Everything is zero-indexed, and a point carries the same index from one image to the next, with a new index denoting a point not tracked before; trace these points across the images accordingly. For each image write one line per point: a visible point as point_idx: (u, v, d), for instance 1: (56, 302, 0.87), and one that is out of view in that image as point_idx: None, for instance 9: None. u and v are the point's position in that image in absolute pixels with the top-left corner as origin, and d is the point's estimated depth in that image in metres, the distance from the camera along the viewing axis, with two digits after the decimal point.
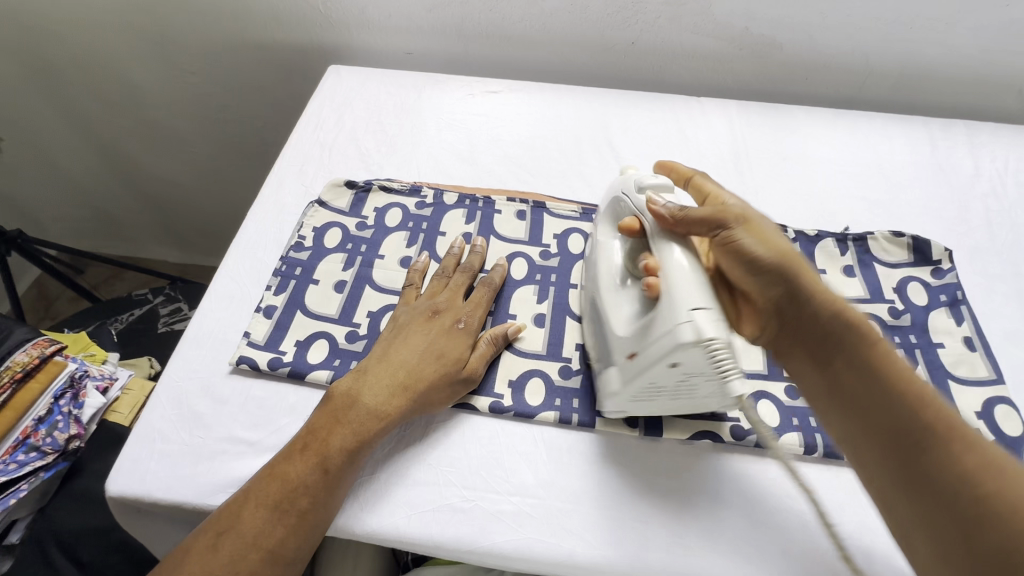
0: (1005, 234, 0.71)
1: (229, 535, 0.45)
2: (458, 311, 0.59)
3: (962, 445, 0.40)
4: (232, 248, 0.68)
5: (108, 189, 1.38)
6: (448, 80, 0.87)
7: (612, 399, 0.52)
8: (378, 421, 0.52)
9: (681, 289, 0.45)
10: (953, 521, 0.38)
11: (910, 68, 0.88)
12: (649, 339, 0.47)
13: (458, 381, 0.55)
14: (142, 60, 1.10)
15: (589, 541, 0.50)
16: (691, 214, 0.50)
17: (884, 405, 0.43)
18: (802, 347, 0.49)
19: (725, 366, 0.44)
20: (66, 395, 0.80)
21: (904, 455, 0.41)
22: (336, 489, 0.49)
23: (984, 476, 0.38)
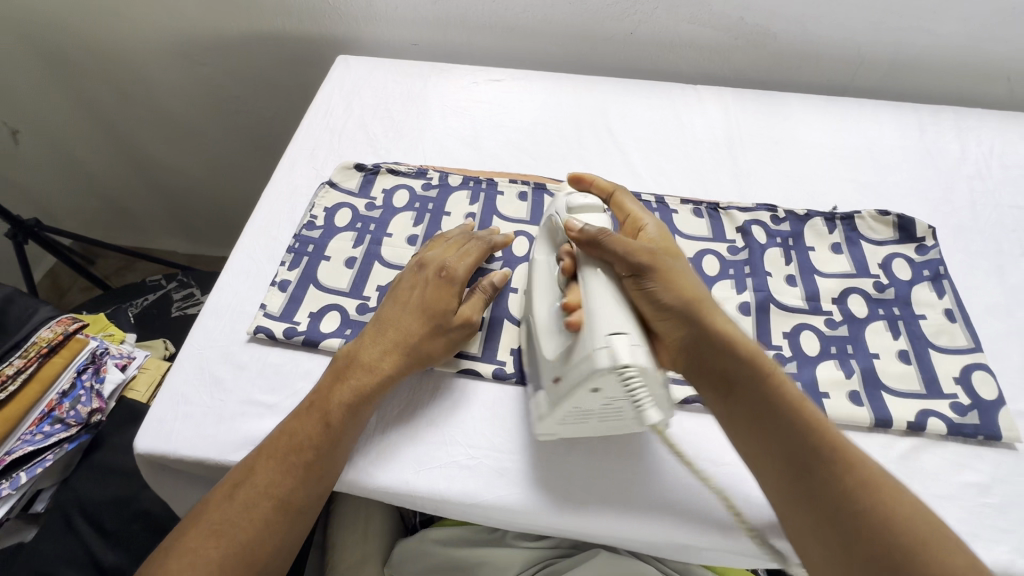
0: (988, 214, 0.73)
1: (246, 482, 0.49)
2: (446, 260, 0.61)
3: (852, 470, 0.45)
4: (247, 227, 0.71)
5: (120, 180, 1.42)
6: (453, 69, 0.90)
7: (542, 422, 0.53)
8: (374, 375, 0.55)
9: (600, 318, 0.47)
10: (844, 541, 0.43)
11: (901, 57, 0.91)
12: (568, 365, 0.48)
13: (451, 331, 0.58)
14: (157, 53, 1.13)
15: (589, 495, 0.53)
16: (608, 241, 0.52)
17: (782, 436, 0.48)
18: (708, 384, 0.52)
19: (638, 395, 0.46)
20: (88, 370, 0.84)
21: (803, 487, 0.46)
22: (340, 444, 0.52)
23: (862, 498, 0.44)
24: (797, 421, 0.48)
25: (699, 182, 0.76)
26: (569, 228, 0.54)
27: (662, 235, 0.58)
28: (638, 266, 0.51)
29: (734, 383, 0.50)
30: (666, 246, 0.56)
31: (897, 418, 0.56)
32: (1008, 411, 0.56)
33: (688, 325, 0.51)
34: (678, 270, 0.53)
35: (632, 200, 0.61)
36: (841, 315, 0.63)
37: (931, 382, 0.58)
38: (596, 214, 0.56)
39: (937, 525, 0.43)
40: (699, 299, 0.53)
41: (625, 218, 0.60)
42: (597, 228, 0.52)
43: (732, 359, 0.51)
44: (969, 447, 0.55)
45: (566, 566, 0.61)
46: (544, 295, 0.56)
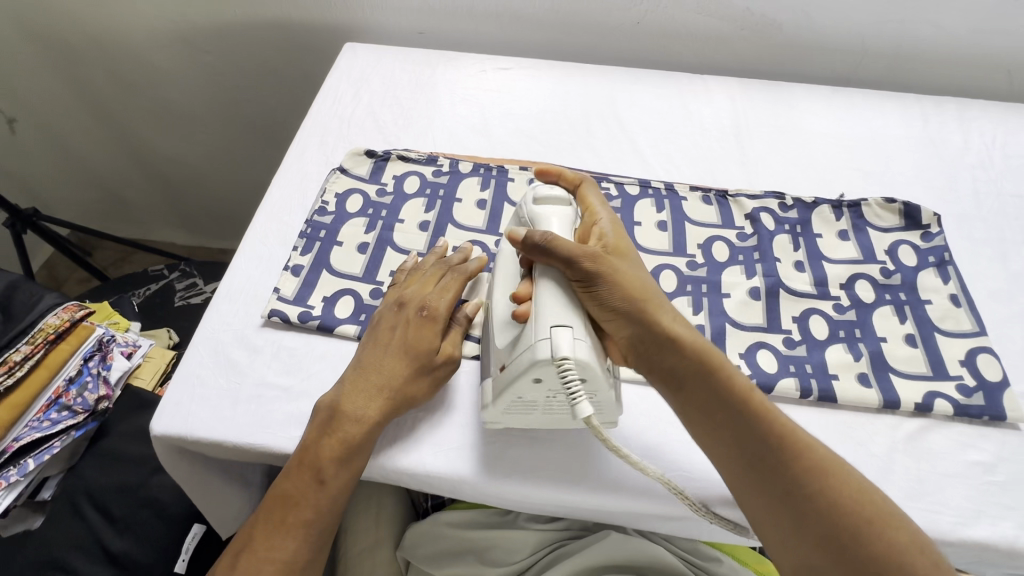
0: (991, 202, 0.75)
1: (246, 554, 0.49)
2: (426, 297, 0.58)
3: (800, 455, 0.45)
4: (258, 212, 0.71)
5: (120, 170, 1.40)
6: (461, 57, 0.90)
7: (487, 410, 0.53)
8: (362, 426, 0.52)
9: (545, 311, 0.48)
10: (796, 523, 0.44)
11: (904, 48, 0.92)
12: (512, 356, 0.49)
13: (435, 370, 0.56)
14: (158, 39, 1.12)
15: (604, 473, 0.55)
16: (549, 245, 0.49)
17: (733, 428, 0.47)
18: (659, 379, 0.50)
19: (573, 388, 0.45)
20: (95, 357, 0.84)
21: (758, 475, 0.46)
22: (335, 497, 0.51)
23: (808, 479, 0.45)
24: (746, 414, 0.47)
25: (708, 170, 0.77)
26: (512, 237, 0.53)
27: (615, 230, 0.55)
28: (580, 268, 0.49)
29: (682, 379, 0.49)
30: (615, 244, 0.53)
31: (905, 400, 0.57)
32: (1011, 393, 0.57)
33: (633, 321, 0.48)
34: (623, 267, 0.50)
35: (597, 192, 0.58)
36: (848, 300, 0.64)
37: (937, 364, 0.59)
38: (562, 207, 0.56)
39: (872, 495, 0.44)
40: (643, 292, 0.50)
41: (580, 212, 0.58)
42: (542, 234, 0.50)
43: (677, 353, 0.48)
44: (974, 427, 0.56)
45: (578, 546, 0.61)
46: (502, 287, 0.57)
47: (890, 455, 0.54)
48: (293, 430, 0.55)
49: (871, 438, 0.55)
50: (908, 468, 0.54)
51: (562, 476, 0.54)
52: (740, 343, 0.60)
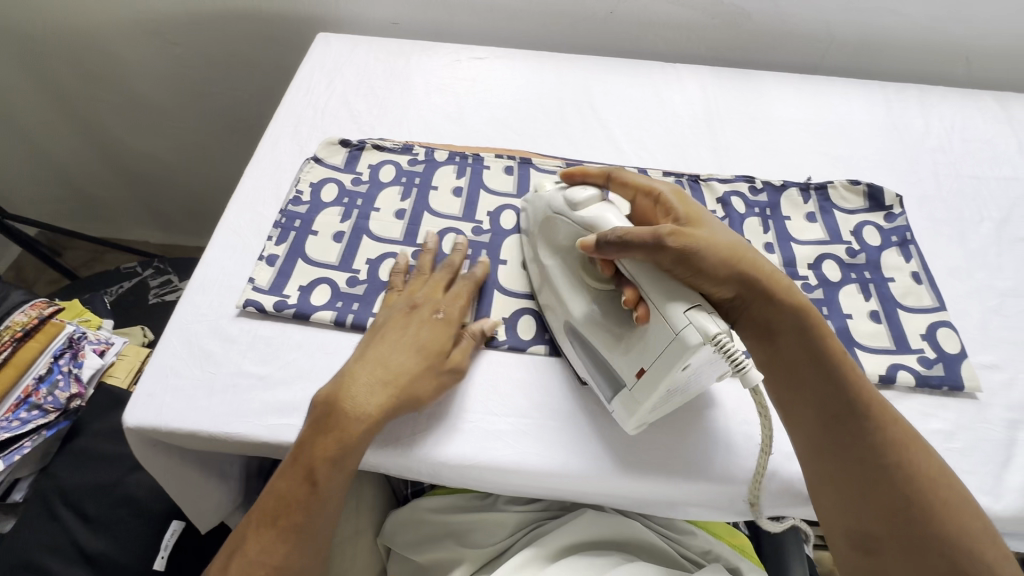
0: (950, 183, 0.77)
1: (238, 557, 0.49)
2: (437, 303, 0.59)
3: (884, 425, 0.48)
4: (231, 203, 0.71)
5: (90, 168, 1.37)
6: (436, 47, 0.90)
7: (631, 416, 0.52)
8: (367, 423, 0.51)
9: (666, 300, 0.48)
10: (860, 489, 0.47)
11: (868, 36, 0.94)
12: (652, 352, 0.49)
13: (442, 375, 0.55)
14: (126, 30, 1.09)
15: (579, 452, 0.55)
16: (631, 239, 0.50)
17: (829, 390, 0.49)
18: (754, 334, 0.52)
19: (738, 357, 0.45)
20: (65, 355, 0.83)
21: (843, 439, 0.48)
22: (329, 498, 0.51)
23: (890, 453, 0.47)
24: (836, 377, 0.49)
25: (680, 156, 0.78)
26: (584, 247, 0.53)
27: (681, 201, 0.56)
28: (674, 249, 0.49)
29: (779, 337, 0.51)
30: (686, 214, 0.54)
31: (869, 373, 0.59)
32: (969, 364, 0.60)
33: (738, 282, 0.50)
34: (715, 232, 0.51)
35: (633, 174, 0.59)
36: (816, 279, 0.66)
37: (900, 339, 0.62)
38: (599, 204, 0.57)
39: (946, 479, 0.46)
40: (742, 253, 0.51)
41: (635, 196, 0.59)
42: (618, 232, 0.51)
43: (776, 310, 0.51)
44: (935, 397, 0.59)
45: (556, 524, 0.62)
46: (574, 293, 0.57)
47: None
48: (270, 418, 0.55)
49: None
50: None
51: (533, 459, 0.55)
52: None
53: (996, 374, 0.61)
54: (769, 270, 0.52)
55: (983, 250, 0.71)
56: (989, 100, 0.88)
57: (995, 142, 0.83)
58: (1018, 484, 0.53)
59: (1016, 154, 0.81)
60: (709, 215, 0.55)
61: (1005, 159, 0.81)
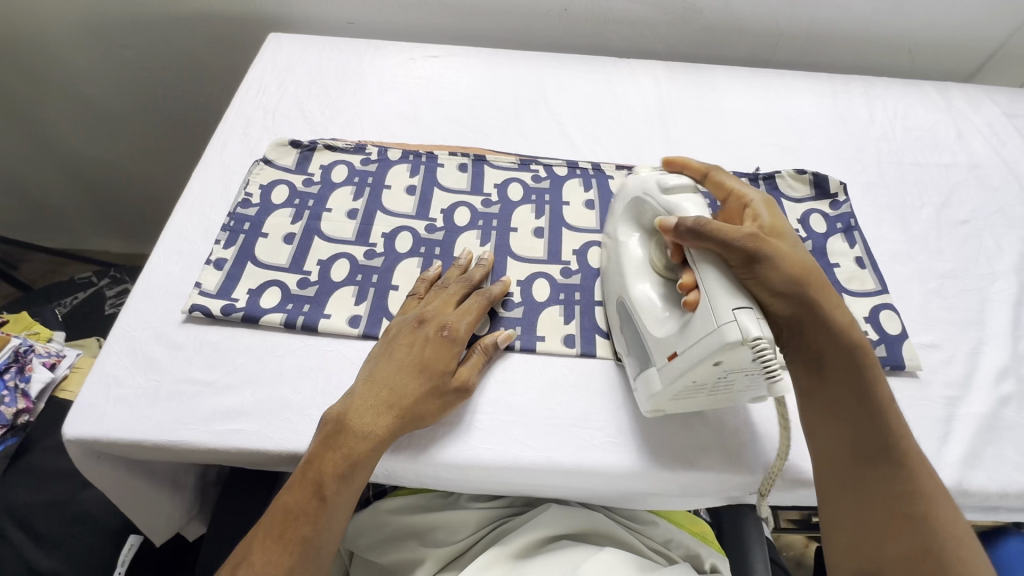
0: (893, 171, 0.80)
1: (243, 569, 0.46)
2: (445, 318, 0.57)
3: (914, 473, 0.48)
4: (178, 206, 0.69)
5: (41, 178, 1.31)
6: (389, 46, 0.89)
7: (652, 399, 0.53)
8: (370, 443, 0.51)
9: (718, 293, 0.47)
10: (877, 531, 0.47)
11: (815, 29, 0.97)
12: (687, 341, 0.48)
13: (447, 394, 0.54)
14: (71, 33, 1.06)
15: (531, 446, 0.55)
16: (710, 227, 0.49)
17: (870, 430, 0.50)
18: (802, 361, 0.53)
19: (772, 365, 0.45)
20: (11, 369, 0.81)
21: (872, 478, 0.49)
22: (335, 514, 0.49)
23: (916, 501, 0.47)
24: (880, 416, 0.50)
25: (634, 150, 0.79)
26: (663, 226, 0.52)
27: (769, 211, 0.54)
28: (744, 249, 0.48)
29: (827, 367, 0.52)
30: (770, 225, 0.53)
31: None
32: (909, 344, 0.62)
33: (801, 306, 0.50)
34: (791, 252, 0.51)
35: (731, 177, 0.58)
36: None
37: None
38: (690, 195, 0.55)
39: (968, 546, 0.46)
40: (814, 281, 0.51)
41: (727, 197, 0.58)
42: (698, 219, 0.49)
43: (832, 342, 0.51)
44: None
45: (521, 520, 0.62)
46: (636, 277, 0.57)
47: None
48: (218, 424, 0.54)
49: None
50: None
51: (481, 454, 0.54)
52: None
53: (935, 353, 0.63)
54: (837, 304, 0.52)
55: (924, 234, 0.73)
56: (929, 89, 0.91)
57: (935, 130, 0.85)
58: (957, 457, 0.55)
59: (954, 141, 0.84)
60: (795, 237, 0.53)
61: (944, 146, 0.84)
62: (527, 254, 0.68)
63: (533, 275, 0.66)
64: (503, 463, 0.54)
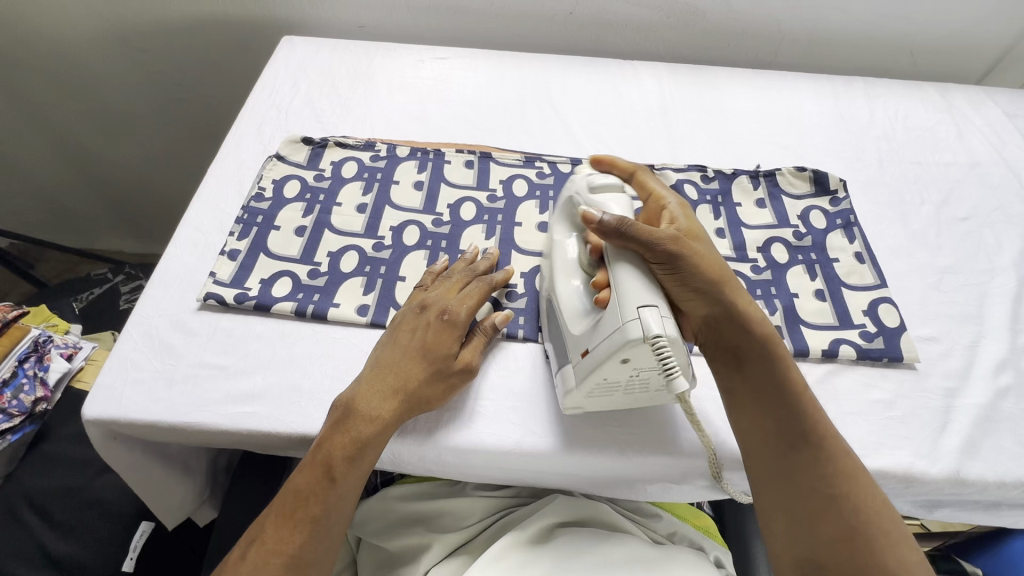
0: (893, 169, 0.81)
1: (256, 546, 0.48)
2: (446, 303, 0.58)
3: (834, 454, 0.50)
4: (193, 200, 0.71)
5: (58, 179, 1.35)
6: (399, 48, 0.92)
7: (568, 396, 0.54)
8: (378, 427, 0.52)
9: (628, 290, 0.48)
10: (810, 516, 0.49)
11: (817, 31, 0.98)
12: (597, 337, 0.50)
13: (450, 376, 0.55)
14: (90, 38, 1.09)
15: (534, 430, 0.57)
16: (632, 227, 0.50)
17: (788, 419, 0.51)
18: (718, 356, 0.55)
19: (670, 363, 0.46)
20: (30, 359, 0.83)
21: (797, 464, 0.50)
22: (343, 495, 0.51)
23: (838, 480, 0.49)
24: (796, 405, 0.52)
25: (636, 148, 0.81)
26: (585, 219, 0.52)
27: (685, 214, 0.57)
28: (665, 250, 0.51)
29: (745, 361, 0.54)
30: (687, 228, 0.55)
31: (813, 348, 0.61)
32: (908, 336, 0.63)
33: (712, 304, 0.53)
34: (706, 252, 0.53)
35: (653, 179, 0.61)
36: (765, 262, 0.69)
37: (843, 315, 0.64)
38: (616, 195, 0.56)
39: (888, 514, 0.48)
40: (726, 279, 0.54)
41: (648, 198, 0.60)
42: (618, 218, 0.50)
43: (747, 338, 0.54)
44: (876, 368, 0.61)
45: (528, 510, 0.64)
46: (565, 274, 0.57)
47: None
48: (231, 407, 0.56)
49: None
50: None
51: (488, 435, 0.56)
52: None
53: (934, 346, 0.63)
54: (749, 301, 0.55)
55: (923, 231, 0.74)
56: (931, 90, 0.92)
57: (935, 130, 0.86)
58: (954, 447, 0.56)
59: (955, 140, 0.85)
60: (708, 239, 0.56)
61: (944, 145, 0.85)
62: (531, 247, 0.69)
63: (537, 267, 0.68)
64: (512, 446, 0.56)
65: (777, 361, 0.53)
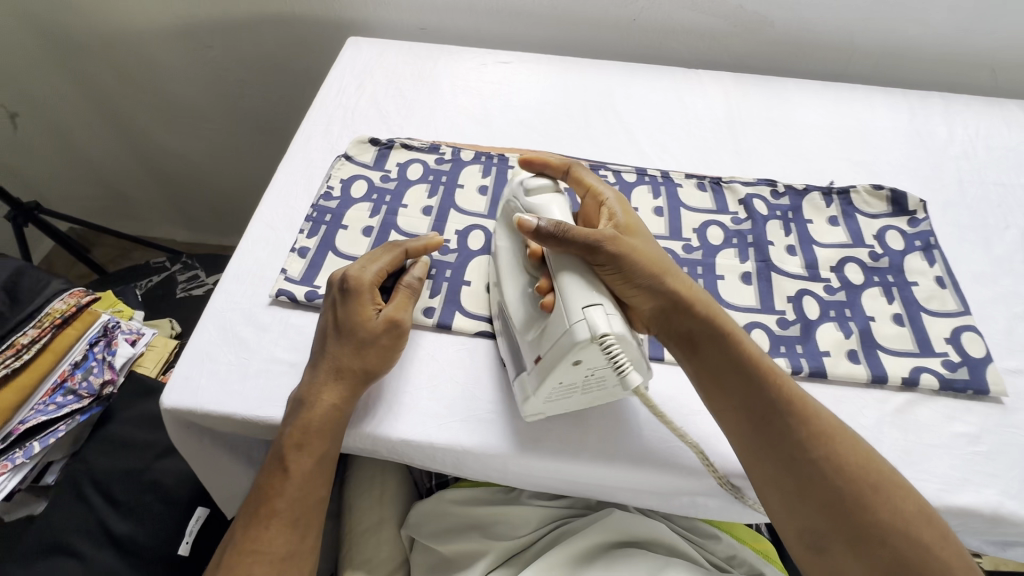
0: (975, 191, 0.77)
1: (231, 551, 0.50)
2: (349, 270, 0.58)
3: (807, 420, 0.51)
4: (265, 197, 0.73)
5: (121, 167, 1.41)
6: (462, 51, 0.92)
7: (528, 403, 0.54)
8: (335, 414, 0.53)
9: (571, 293, 0.49)
10: (802, 490, 0.49)
11: (890, 45, 0.95)
12: (547, 342, 0.50)
13: (378, 339, 0.56)
14: (160, 34, 1.13)
15: (604, 446, 0.57)
16: (568, 230, 0.51)
17: (753, 394, 0.52)
18: (674, 343, 0.55)
19: (620, 360, 0.47)
20: (100, 343, 0.85)
21: (776, 437, 0.50)
22: (300, 484, 0.52)
23: (816, 446, 0.50)
24: (757, 379, 0.52)
25: (702, 159, 0.79)
26: (522, 226, 0.52)
27: (623, 209, 0.57)
28: (607, 252, 0.50)
29: (700, 344, 0.54)
30: (625, 223, 0.56)
31: (891, 375, 0.59)
32: (995, 368, 0.60)
33: (659, 296, 0.53)
34: (642, 246, 0.53)
35: (590, 174, 0.60)
36: (839, 282, 0.67)
37: (923, 342, 0.62)
38: (552, 195, 0.57)
39: (877, 465, 0.49)
40: (668, 271, 0.53)
41: (586, 193, 0.60)
42: (553, 222, 0.51)
43: (697, 323, 0.53)
44: (959, 400, 0.59)
45: (584, 522, 0.63)
46: (515, 282, 0.57)
47: (880, 428, 0.57)
48: None
49: (862, 410, 0.58)
50: (896, 439, 0.56)
51: (564, 448, 0.57)
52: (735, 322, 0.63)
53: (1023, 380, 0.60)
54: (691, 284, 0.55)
55: (1008, 257, 0.70)
56: (1015, 109, 0.88)
57: (1020, 150, 0.82)
58: None
59: None
60: (649, 233, 0.57)
61: None
62: None
63: None
64: (533, 458, 0.56)
65: (733, 342, 0.53)
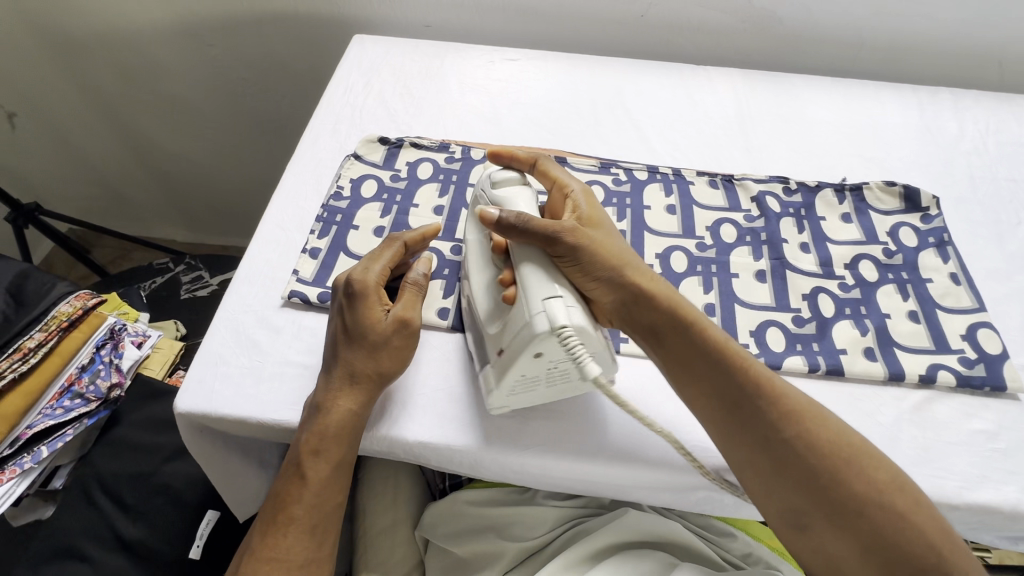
0: (987, 187, 0.77)
1: (251, 560, 0.50)
2: (354, 270, 0.58)
3: (776, 400, 0.50)
4: (274, 197, 0.72)
5: (121, 167, 1.39)
6: (470, 48, 0.91)
7: (492, 395, 0.54)
8: (352, 418, 0.53)
9: (531, 285, 0.49)
10: (779, 469, 0.49)
11: (898, 41, 0.95)
12: (508, 334, 0.50)
13: (389, 341, 0.55)
14: (162, 33, 1.12)
15: (622, 446, 0.57)
16: (528, 222, 0.51)
17: (717, 379, 0.51)
18: (638, 335, 0.54)
19: (576, 351, 0.46)
20: (106, 346, 0.84)
21: (746, 418, 0.50)
22: (317, 489, 0.52)
23: (786, 424, 0.49)
24: (721, 365, 0.51)
25: (714, 157, 0.79)
26: (484, 218, 0.53)
27: (588, 201, 0.57)
28: (566, 243, 0.51)
29: (665, 335, 0.53)
30: (588, 215, 0.55)
31: (909, 373, 0.59)
32: (1012, 364, 0.60)
33: (619, 286, 0.52)
34: (602, 238, 0.53)
35: (557, 167, 0.60)
36: (853, 279, 0.66)
37: (939, 339, 0.62)
38: (518, 188, 0.57)
39: (850, 439, 0.49)
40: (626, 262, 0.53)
41: (552, 186, 0.59)
42: (515, 214, 0.51)
43: (659, 313, 0.52)
44: (977, 397, 0.59)
45: (600, 522, 0.62)
46: (478, 274, 0.57)
47: (898, 426, 0.56)
48: None
49: (879, 408, 0.58)
50: (915, 437, 0.56)
51: (583, 448, 0.56)
52: (751, 321, 0.62)
53: None
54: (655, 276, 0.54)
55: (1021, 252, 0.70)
56: None
57: None
58: None
59: None
60: (614, 226, 0.57)
61: None
62: None
63: None
64: (555, 460, 0.56)
65: (698, 330, 0.52)
